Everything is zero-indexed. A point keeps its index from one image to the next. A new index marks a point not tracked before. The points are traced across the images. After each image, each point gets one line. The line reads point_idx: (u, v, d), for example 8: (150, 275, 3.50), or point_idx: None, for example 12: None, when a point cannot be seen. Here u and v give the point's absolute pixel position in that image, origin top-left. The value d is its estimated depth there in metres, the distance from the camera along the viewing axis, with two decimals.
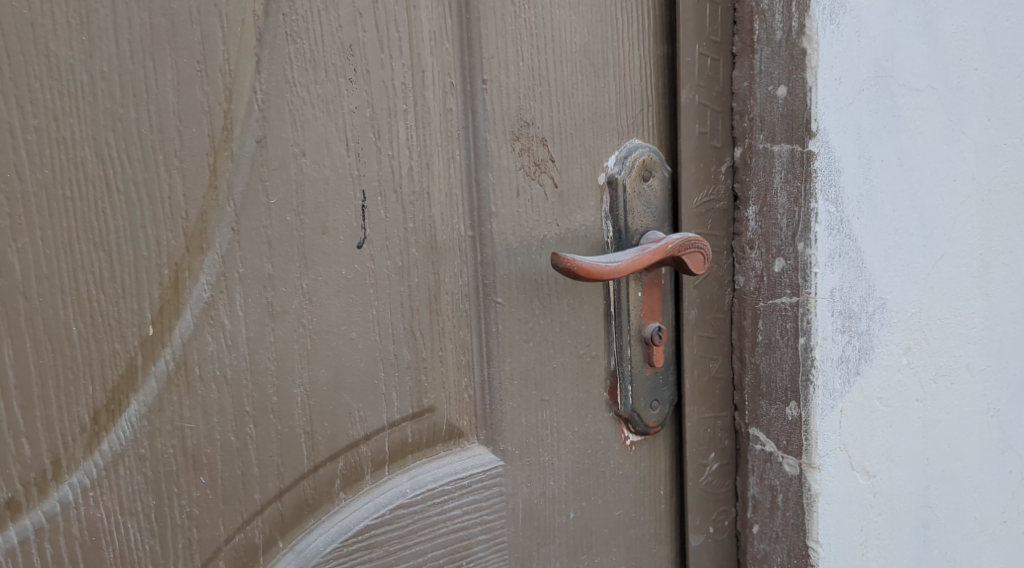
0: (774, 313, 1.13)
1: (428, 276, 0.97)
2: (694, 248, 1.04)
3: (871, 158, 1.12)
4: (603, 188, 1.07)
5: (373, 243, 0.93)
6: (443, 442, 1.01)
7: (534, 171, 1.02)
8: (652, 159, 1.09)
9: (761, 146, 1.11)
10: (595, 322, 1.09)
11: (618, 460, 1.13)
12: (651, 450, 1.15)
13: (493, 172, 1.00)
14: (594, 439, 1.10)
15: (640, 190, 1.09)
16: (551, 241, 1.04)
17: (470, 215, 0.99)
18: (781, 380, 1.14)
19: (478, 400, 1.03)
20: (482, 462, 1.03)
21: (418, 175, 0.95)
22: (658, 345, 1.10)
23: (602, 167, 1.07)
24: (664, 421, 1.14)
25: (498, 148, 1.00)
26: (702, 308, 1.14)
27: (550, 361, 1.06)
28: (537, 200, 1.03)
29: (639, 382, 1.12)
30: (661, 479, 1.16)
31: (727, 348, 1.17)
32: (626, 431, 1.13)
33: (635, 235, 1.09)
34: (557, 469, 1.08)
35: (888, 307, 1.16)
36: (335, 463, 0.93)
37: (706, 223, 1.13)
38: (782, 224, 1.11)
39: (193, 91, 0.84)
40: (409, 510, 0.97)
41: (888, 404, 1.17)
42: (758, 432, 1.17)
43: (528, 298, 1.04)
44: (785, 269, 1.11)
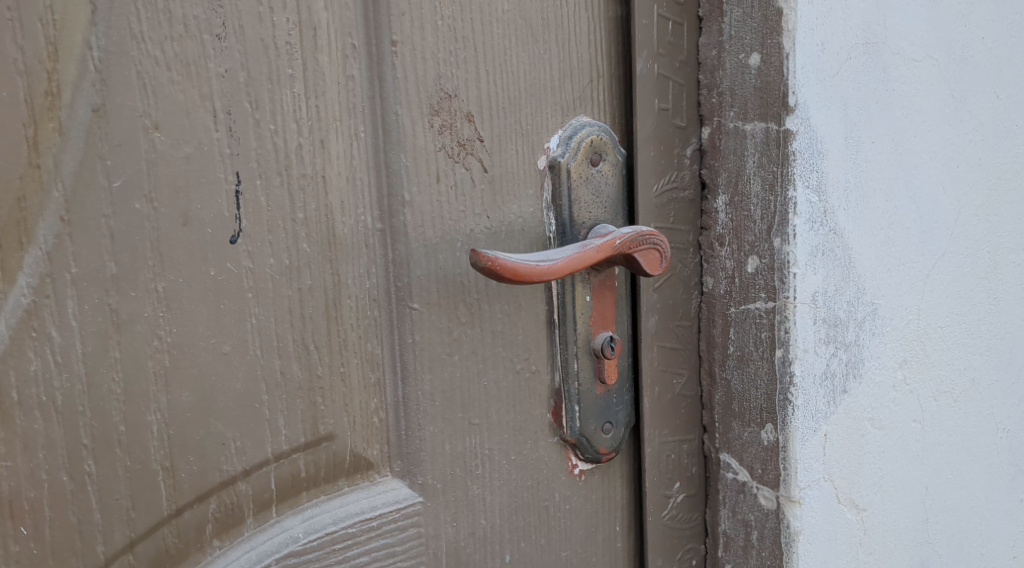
0: (747, 321, 0.96)
1: (324, 277, 0.81)
2: (649, 243, 0.88)
3: (860, 139, 0.95)
4: (544, 174, 0.91)
5: (250, 237, 0.76)
6: (347, 475, 0.85)
7: (458, 152, 0.86)
8: (603, 140, 0.92)
9: (731, 125, 0.95)
10: (536, 333, 0.92)
11: (565, 493, 0.96)
12: (605, 480, 0.99)
13: (407, 153, 0.83)
14: (535, 468, 0.94)
15: (588, 175, 0.92)
16: (479, 234, 0.88)
17: (378, 203, 0.83)
18: (755, 399, 0.97)
19: (390, 425, 0.86)
20: (396, 499, 0.87)
21: (312, 157, 0.79)
22: (609, 359, 0.93)
23: (542, 148, 0.90)
24: (619, 447, 0.97)
25: (413, 124, 0.83)
26: (663, 315, 0.98)
27: (480, 379, 0.90)
28: (462, 186, 0.86)
29: (589, 403, 0.95)
30: (617, 514, 1.00)
31: (694, 361, 1.01)
32: (574, 458, 0.96)
33: (582, 229, 0.91)
34: (489, 505, 0.92)
35: (879, 314, 0.99)
36: (204, 505, 0.77)
37: (667, 215, 0.96)
38: (755, 216, 0.94)
39: (4, 49, 0.68)
40: (301, 559, 0.82)
41: (880, 427, 1.01)
42: (729, 459, 1.00)
43: (451, 304, 0.87)
44: (758, 269, 0.95)
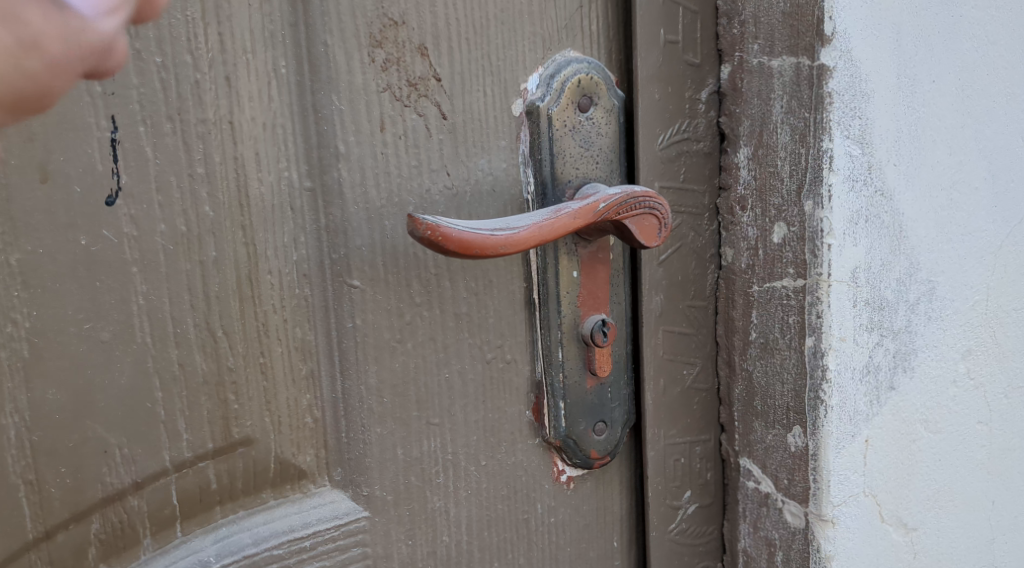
0: (772, 301, 0.79)
1: (236, 247, 0.66)
2: (644, 208, 0.72)
3: (917, 78, 0.77)
4: (520, 121, 0.74)
5: (132, 197, 0.63)
6: (272, 486, 0.70)
7: (408, 94, 0.70)
8: (594, 80, 0.75)
9: (754, 62, 0.77)
10: (511, 315, 0.76)
11: (549, 504, 0.80)
12: (599, 488, 0.83)
13: (341, 94, 0.68)
14: (511, 474, 0.78)
15: (576, 123, 0.75)
16: (436, 197, 0.72)
17: (305, 155, 0.68)
18: (780, 396, 0.80)
19: (328, 426, 0.71)
20: (335, 514, 0.72)
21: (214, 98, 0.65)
22: (601, 347, 0.77)
23: (517, 90, 0.74)
24: (614, 450, 0.81)
25: (348, 58, 0.68)
26: (670, 294, 0.82)
27: (441, 371, 0.74)
28: (414, 136, 0.70)
29: (576, 399, 0.78)
30: (614, 528, 0.84)
31: (710, 349, 0.84)
32: (560, 463, 0.80)
33: (568, 188, 0.75)
34: (454, 520, 0.76)
35: (937, 294, 0.81)
36: (83, 525, 0.64)
37: (677, 172, 0.80)
38: (783, 174, 0.77)
39: None
40: None
41: (936, 430, 0.83)
42: (750, 466, 0.84)
43: (402, 281, 0.71)
44: (786, 239, 0.77)
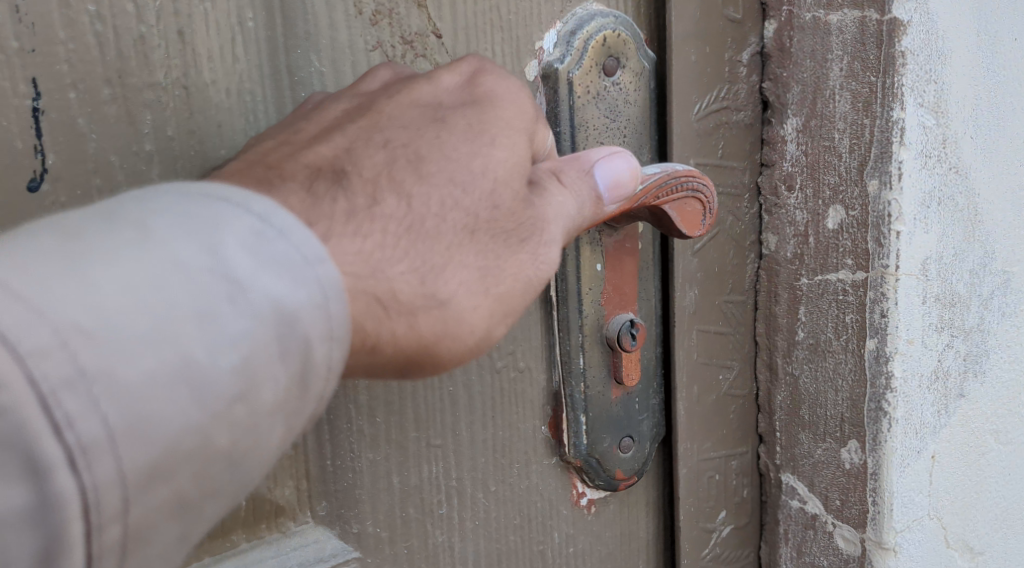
0: (824, 297, 0.68)
1: None
2: (688, 190, 0.61)
3: (997, 36, 0.66)
4: (535, 87, 0.63)
5: (60, 178, 0.52)
6: (243, 525, 0.59)
7: (404, 53, 0.60)
8: (621, 39, 0.64)
9: (805, 18, 0.66)
10: (524, 315, 0.65)
11: (567, 532, 0.70)
12: (623, 510, 0.72)
13: (322, 53, 0.58)
14: (522, 498, 0.67)
15: (602, 90, 0.64)
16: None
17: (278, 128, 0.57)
18: (832, 404, 0.70)
19: (310, 455, 0.60)
20: (320, 557, 0.60)
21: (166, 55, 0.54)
22: (629, 353, 0.66)
23: (531, 51, 0.63)
24: (641, 469, 0.70)
25: (330, 10, 0.58)
26: (706, 288, 0.71)
27: (445, 383, 0.63)
28: None
29: (601, 412, 0.67)
30: (635, 555, 0.74)
31: (748, 350, 0.74)
32: (579, 485, 0.69)
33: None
34: (459, 556, 0.65)
35: (1011, 287, 0.71)
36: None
37: (715, 146, 0.69)
38: (841, 148, 0.66)
39: None
40: None
41: (1005, 441, 0.73)
42: (794, 482, 0.74)
43: None
44: (845, 224, 0.66)
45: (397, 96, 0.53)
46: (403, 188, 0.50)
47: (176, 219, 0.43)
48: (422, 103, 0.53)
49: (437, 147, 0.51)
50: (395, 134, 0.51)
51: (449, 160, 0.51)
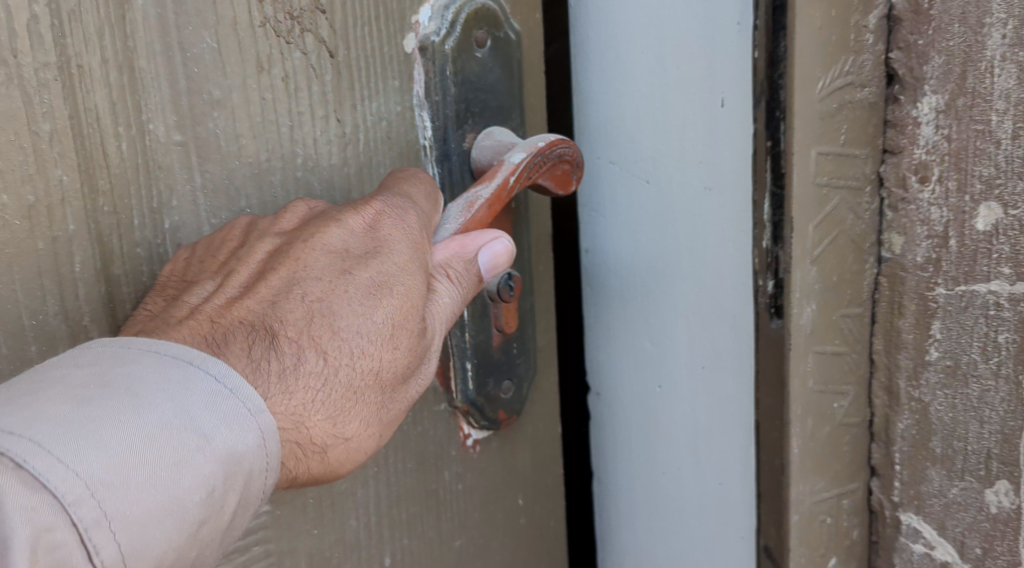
0: (968, 309, 0.59)
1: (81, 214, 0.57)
2: (556, 156, 0.68)
3: None
4: (414, 57, 0.68)
5: None
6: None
7: (287, 27, 0.63)
8: (492, 12, 0.69)
9: None
10: None
11: (456, 471, 0.75)
12: (504, 445, 0.78)
13: (210, 30, 0.60)
14: (421, 451, 0.72)
15: (470, 57, 0.69)
16: (323, 143, 0.65)
17: (173, 103, 0.59)
18: (973, 435, 0.60)
19: None
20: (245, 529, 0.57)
21: (98, 39, 0.57)
22: (507, 303, 0.72)
23: (408, 24, 0.67)
24: (520, 409, 0.77)
25: None
26: (823, 297, 0.61)
27: None
28: (296, 75, 0.63)
29: (486, 358, 0.73)
30: (527, 489, 0.80)
31: (864, 370, 0.64)
32: (465, 425, 0.75)
33: (464, 132, 0.69)
34: (359, 502, 0.70)
35: None
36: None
37: (838, 130, 0.60)
38: (999, 131, 0.56)
39: None
40: None
41: None
42: (919, 526, 0.63)
43: None
44: (1000, 222, 0.57)
45: (302, 269, 0.58)
46: (310, 316, 0.57)
47: (135, 392, 0.52)
48: (333, 252, 0.59)
49: (339, 306, 0.58)
50: (299, 315, 0.57)
51: (344, 321, 0.58)
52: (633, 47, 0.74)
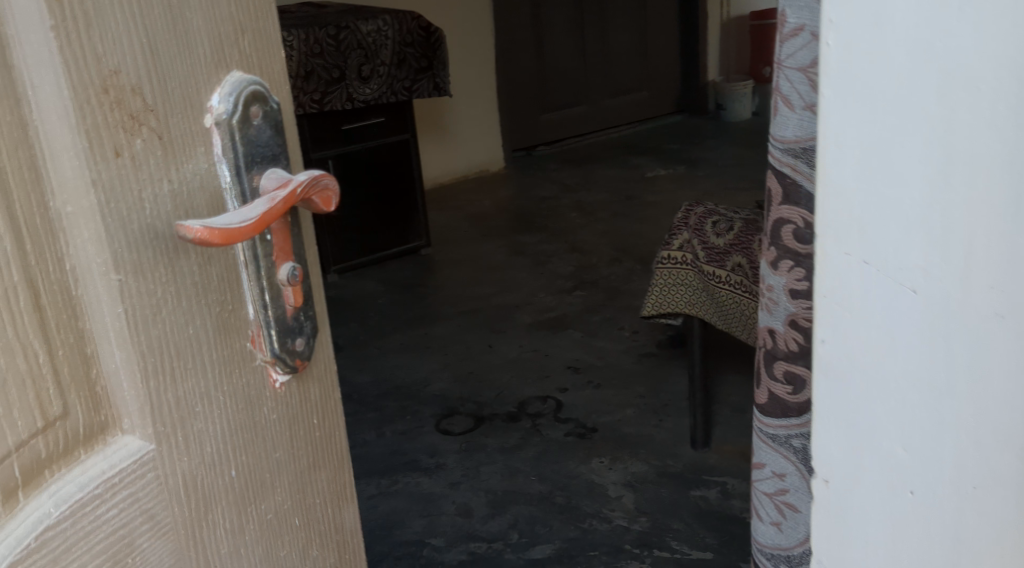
0: None
1: (22, 268, 0.78)
2: (323, 183, 0.92)
3: None
4: (212, 131, 0.88)
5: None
6: (83, 445, 0.84)
7: (129, 125, 0.82)
8: (256, 91, 0.91)
9: None
10: (226, 274, 0.91)
11: (272, 405, 0.97)
12: (299, 384, 1.00)
13: (75, 139, 0.79)
14: (245, 394, 0.94)
15: (250, 129, 0.91)
16: (162, 200, 0.85)
17: (28, 206, 0.78)
18: None
19: (111, 391, 0.85)
20: (130, 454, 0.86)
21: (11, 166, 0.77)
22: (295, 284, 0.95)
23: (205, 108, 0.88)
24: (310, 354, 1.00)
25: (87, 113, 0.79)
26: None
27: (188, 328, 0.88)
28: (140, 160, 0.83)
29: (281, 322, 0.96)
30: (319, 412, 1.04)
31: None
32: (274, 372, 0.97)
33: (253, 175, 0.91)
34: (212, 435, 0.91)
35: None
36: (10, 471, 0.78)
37: None
38: None
39: None
40: (55, 534, 0.81)
41: None
42: None
43: (156, 264, 0.85)
44: None
45: None
46: None
47: None
48: None
49: None
50: None
51: None
52: (909, 154, 0.89)
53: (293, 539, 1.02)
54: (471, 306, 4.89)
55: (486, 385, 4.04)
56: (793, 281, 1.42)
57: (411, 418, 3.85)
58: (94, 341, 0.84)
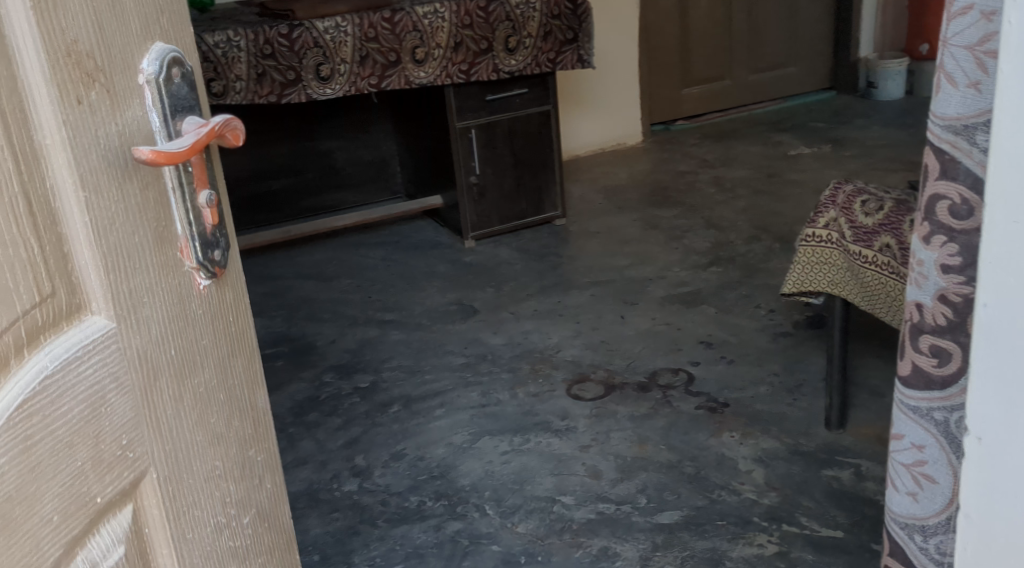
0: None
1: (20, 184, 1.07)
2: (232, 125, 1.22)
3: None
4: (144, 87, 1.19)
5: None
6: (66, 320, 1.13)
7: (87, 82, 1.13)
8: (176, 58, 1.23)
9: None
10: (161, 197, 1.22)
11: (198, 303, 1.28)
12: (216, 288, 1.31)
13: (50, 90, 1.09)
14: (177, 293, 1.25)
15: (173, 85, 1.22)
16: (111, 141, 1.16)
17: (24, 141, 1.08)
18: None
19: (88, 282, 1.15)
20: (99, 328, 1.16)
21: (13, 111, 1.06)
22: (210, 207, 1.27)
23: (137, 69, 1.19)
24: (224, 263, 1.31)
25: (58, 75, 1.10)
26: None
27: (135, 237, 1.19)
28: (95, 107, 1.14)
29: (202, 235, 1.28)
30: (233, 314, 1.35)
31: None
32: (199, 276, 1.28)
33: (177, 122, 1.22)
34: (156, 320, 1.22)
35: None
36: (19, 331, 1.08)
37: None
38: None
39: None
40: (52, 380, 1.11)
41: None
42: None
43: (110, 185, 1.16)
44: None
45: None
46: None
47: None
48: None
49: None
50: None
51: None
52: None
53: (221, 411, 1.33)
54: (608, 277, 4.94)
55: (619, 353, 4.11)
56: (944, 256, 1.46)
57: (543, 380, 3.95)
58: (71, 244, 1.13)
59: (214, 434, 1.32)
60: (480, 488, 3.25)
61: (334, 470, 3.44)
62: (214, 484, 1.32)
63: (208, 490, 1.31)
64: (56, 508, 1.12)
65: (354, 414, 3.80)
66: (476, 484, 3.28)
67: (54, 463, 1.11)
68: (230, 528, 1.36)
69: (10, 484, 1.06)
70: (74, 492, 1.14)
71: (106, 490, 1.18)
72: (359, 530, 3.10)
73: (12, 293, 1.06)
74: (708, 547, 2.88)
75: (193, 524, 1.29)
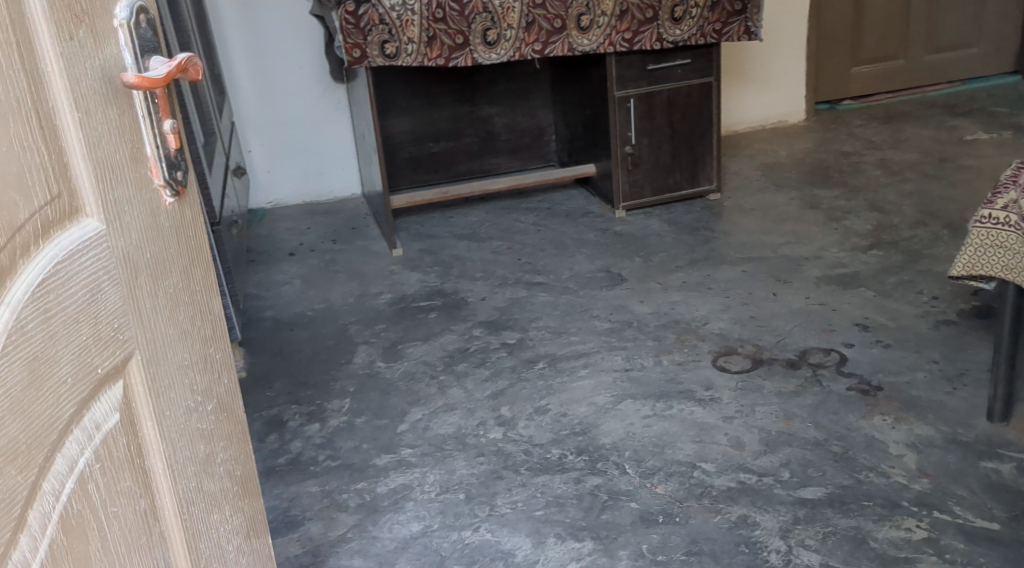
0: None
1: (35, 99, 1.26)
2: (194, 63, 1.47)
3: None
4: (117, 29, 1.42)
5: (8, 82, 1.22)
6: (67, 219, 1.31)
7: (76, 21, 1.34)
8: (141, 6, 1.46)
9: None
10: (131, 121, 1.43)
11: (165, 216, 1.50)
12: (177, 206, 1.53)
13: (54, 25, 1.30)
14: (150, 205, 1.46)
15: (140, 28, 1.46)
16: (93, 69, 1.36)
17: (35, 63, 1.27)
18: None
19: (85, 187, 1.33)
20: (94, 228, 1.34)
21: (24, 38, 1.25)
22: (179, 134, 1.49)
23: (111, 14, 1.42)
24: (185, 183, 1.53)
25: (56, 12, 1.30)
26: None
27: (115, 152, 1.39)
28: (80, 41, 1.34)
29: (170, 159, 1.49)
30: (189, 230, 1.56)
31: None
32: (166, 195, 1.49)
33: (144, 62, 1.46)
34: (134, 225, 1.42)
35: None
36: (37, 220, 1.25)
37: None
38: None
39: None
40: (61, 266, 1.28)
41: None
42: None
43: (97, 108, 1.36)
44: None
45: None
46: None
47: None
48: None
49: None
50: None
51: None
52: None
53: (186, 311, 1.53)
54: (764, 254, 4.85)
55: (770, 330, 4.04)
56: None
57: (689, 351, 3.91)
58: (70, 153, 1.31)
59: (181, 330, 1.51)
60: (620, 448, 3.25)
61: (480, 418, 3.49)
62: (184, 373, 1.51)
63: (180, 377, 1.50)
64: (70, 371, 1.28)
65: (501, 367, 3.85)
66: (618, 444, 3.28)
67: (68, 335, 1.28)
68: (199, 411, 1.55)
69: (36, 345, 1.23)
70: (81, 361, 1.30)
71: (106, 364, 1.34)
72: (502, 475, 3.15)
73: (29, 186, 1.24)
74: (853, 526, 2.83)
75: (170, 404, 1.47)
